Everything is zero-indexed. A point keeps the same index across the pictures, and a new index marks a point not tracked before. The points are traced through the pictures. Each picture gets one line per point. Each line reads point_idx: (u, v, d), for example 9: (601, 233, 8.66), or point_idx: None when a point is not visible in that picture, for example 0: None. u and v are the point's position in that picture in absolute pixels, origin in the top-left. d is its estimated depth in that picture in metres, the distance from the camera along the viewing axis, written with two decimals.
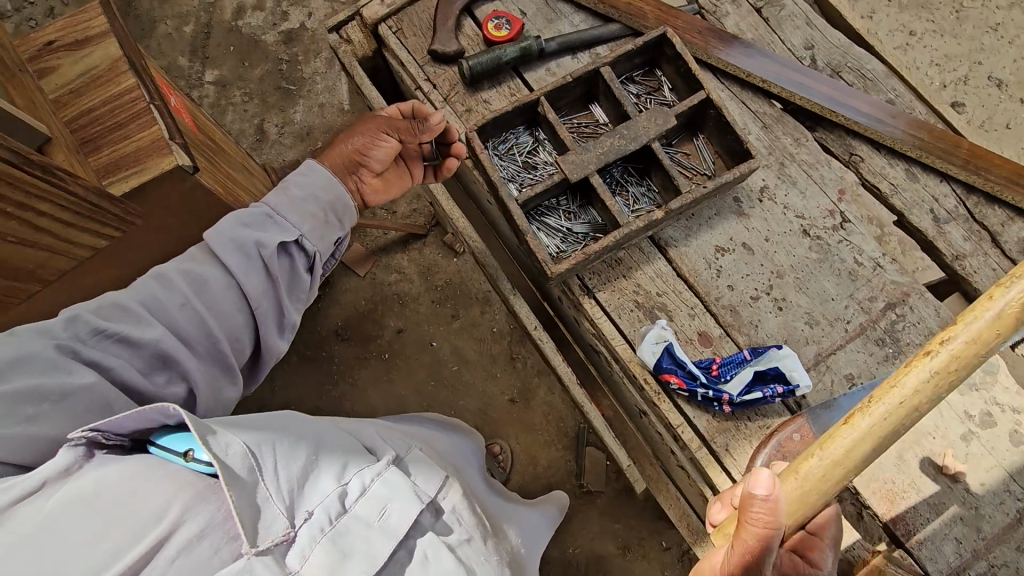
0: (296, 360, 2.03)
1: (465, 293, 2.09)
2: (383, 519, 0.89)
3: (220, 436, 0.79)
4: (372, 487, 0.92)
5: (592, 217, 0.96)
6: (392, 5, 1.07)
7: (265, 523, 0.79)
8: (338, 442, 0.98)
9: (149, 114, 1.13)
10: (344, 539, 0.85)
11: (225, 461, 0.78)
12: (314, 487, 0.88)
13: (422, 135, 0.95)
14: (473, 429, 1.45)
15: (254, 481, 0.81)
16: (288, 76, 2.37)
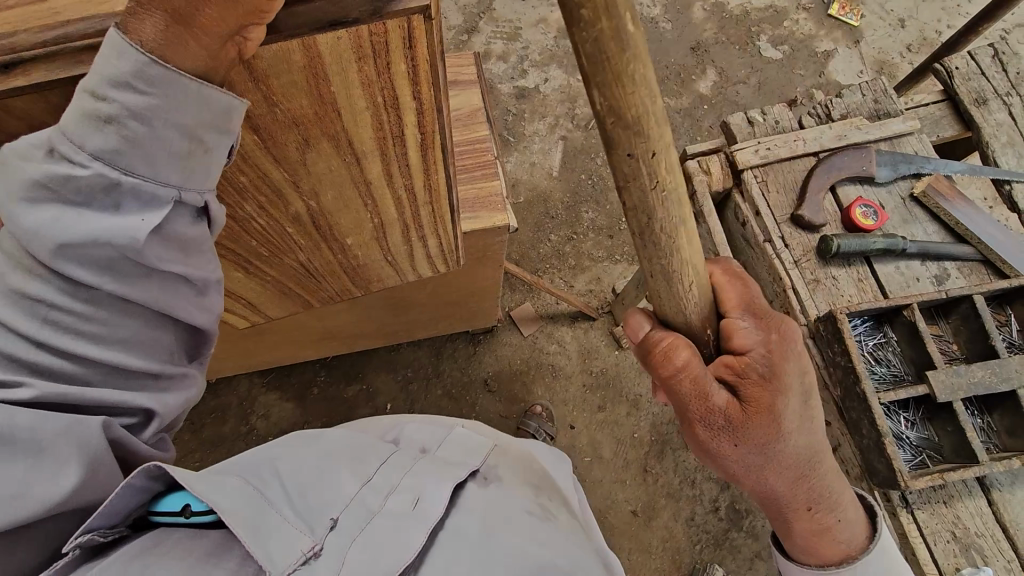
0: (440, 395, 2.06)
1: (617, 390, 2.09)
2: (420, 507, 0.79)
3: (205, 477, 0.69)
4: (399, 482, 0.83)
5: (926, 433, 0.98)
6: (762, 157, 1.13)
7: (281, 547, 0.67)
8: (347, 448, 0.89)
9: (495, 170, 1.23)
10: (378, 534, 0.74)
11: (218, 497, 0.66)
12: (336, 490, 0.79)
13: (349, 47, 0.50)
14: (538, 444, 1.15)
15: (266, 508, 0.70)
16: (510, 128, 2.44)
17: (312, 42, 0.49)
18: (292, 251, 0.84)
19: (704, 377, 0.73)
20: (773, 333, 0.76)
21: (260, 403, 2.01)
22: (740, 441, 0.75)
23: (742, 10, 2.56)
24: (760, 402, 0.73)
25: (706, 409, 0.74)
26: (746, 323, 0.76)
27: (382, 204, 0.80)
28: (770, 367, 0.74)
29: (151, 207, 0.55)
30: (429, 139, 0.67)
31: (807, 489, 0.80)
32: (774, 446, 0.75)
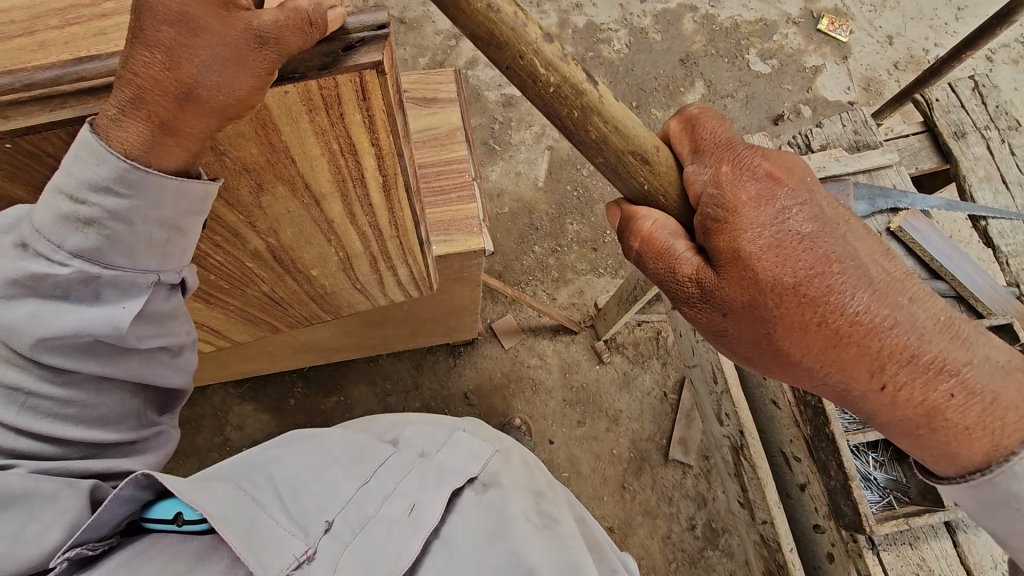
0: (419, 407, 2.05)
1: (597, 405, 2.08)
2: (415, 514, 0.77)
3: (196, 481, 0.67)
4: (393, 489, 0.80)
5: (897, 476, 1.02)
6: None
7: (272, 551, 0.66)
8: (341, 447, 0.85)
9: (472, 192, 1.21)
10: (372, 541, 0.72)
11: (206, 501, 0.64)
12: (332, 493, 0.77)
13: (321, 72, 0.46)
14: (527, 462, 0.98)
15: (257, 511, 0.69)
16: (496, 137, 2.40)
17: (259, 100, 0.47)
18: (254, 282, 0.82)
19: (665, 241, 0.66)
20: (723, 165, 0.65)
21: (235, 413, 1.99)
22: (728, 307, 0.65)
23: (733, 23, 2.54)
24: (726, 253, 0.63)
25: (681, 282, 0.67)
26: (696, 169, 0.66)
27: (346, 239, 0.77)
28: (725, 206, 0.64)
29: (131, 293, 0.58)
30: (390, 179, 0.65)
31: (867, 356, 0.62)
32: (777, 305, 0.62)
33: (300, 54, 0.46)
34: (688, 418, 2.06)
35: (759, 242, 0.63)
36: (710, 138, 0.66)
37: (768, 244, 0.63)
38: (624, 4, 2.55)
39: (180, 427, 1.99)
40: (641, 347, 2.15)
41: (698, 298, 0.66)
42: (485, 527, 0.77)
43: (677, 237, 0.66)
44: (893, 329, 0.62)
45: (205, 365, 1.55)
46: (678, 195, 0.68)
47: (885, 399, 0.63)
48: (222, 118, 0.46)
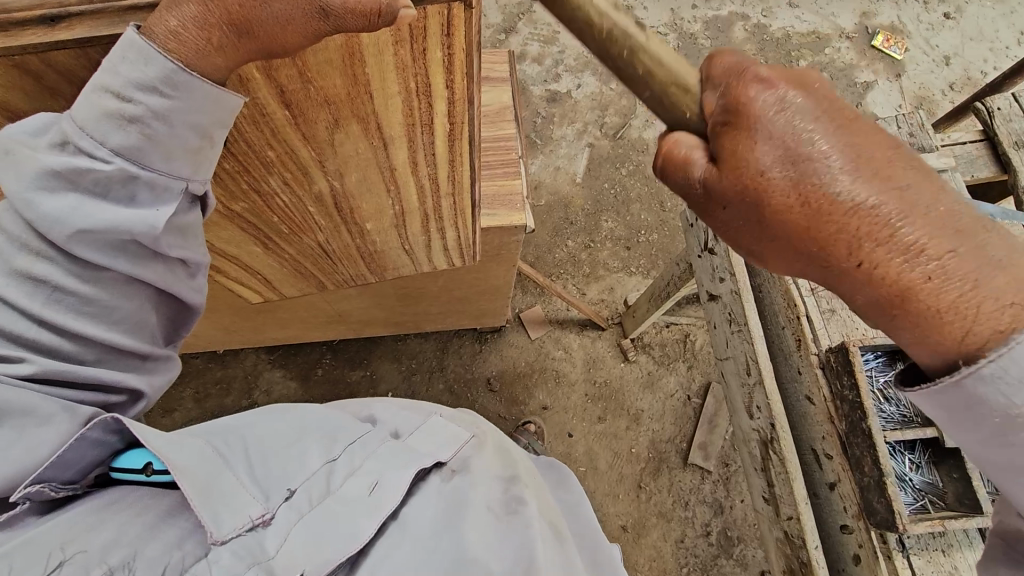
0: (441, 389, 2.08)
1: (619, 402, 2.08)
2: (376, 493, 0.77)
3: (170, 436, 0.70)
4: (361, 465, 0.81)
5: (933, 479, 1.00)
6: None
7: (231, 511, 0.68)
8: (320, 422, 0.89)
9: (516, 169, 1.23)
10: (325, 518, 0.72)
11: (174, 453, 0.67)
12: (301, 464, 0.79)
13: (422, 17, 0.49)
14: (491, 442, 0.99)
15: (224, 471, 0.72)
16: (538, 131, 2.42)
17: (355, 36, 0.50)
18: (311, 229, 0.85)
19: (680, 151, 0.51)
20: (731, 77, 0.49)
21: (264, 379, 2.05)
22: (743, 207, 0.49)
23: (784, 33, 2.61)
24: (724, 147, 0.49)
25: (682, 189, 0.51)
26: (710, 96, 0.51)
27: (405, 191, 0.80)
28: (730, 104, 0.49)
29: (163, 200, 0.58)
30: (455, 131, 0.67)
31: (850, 234, 0.47)
32: (746, 163, 0.48)
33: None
34: (710, 423, 2.04)
35: (761, 75, 0.48)
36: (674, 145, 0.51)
37: (778, 140, 0.47)
38: (675, 9, 2.64)
39: (208, 389, 2.04)
40: (667, 349, 2.14)
41: (696, 210, 0.52)
42: (443, 505, 0.80)
43: (692, 145, 0.51)
44: (872, 122, 0.49)
45: (241, 324, 1.60)
46: (695, 122, 0.52)
47: (876, 291, 0.48)
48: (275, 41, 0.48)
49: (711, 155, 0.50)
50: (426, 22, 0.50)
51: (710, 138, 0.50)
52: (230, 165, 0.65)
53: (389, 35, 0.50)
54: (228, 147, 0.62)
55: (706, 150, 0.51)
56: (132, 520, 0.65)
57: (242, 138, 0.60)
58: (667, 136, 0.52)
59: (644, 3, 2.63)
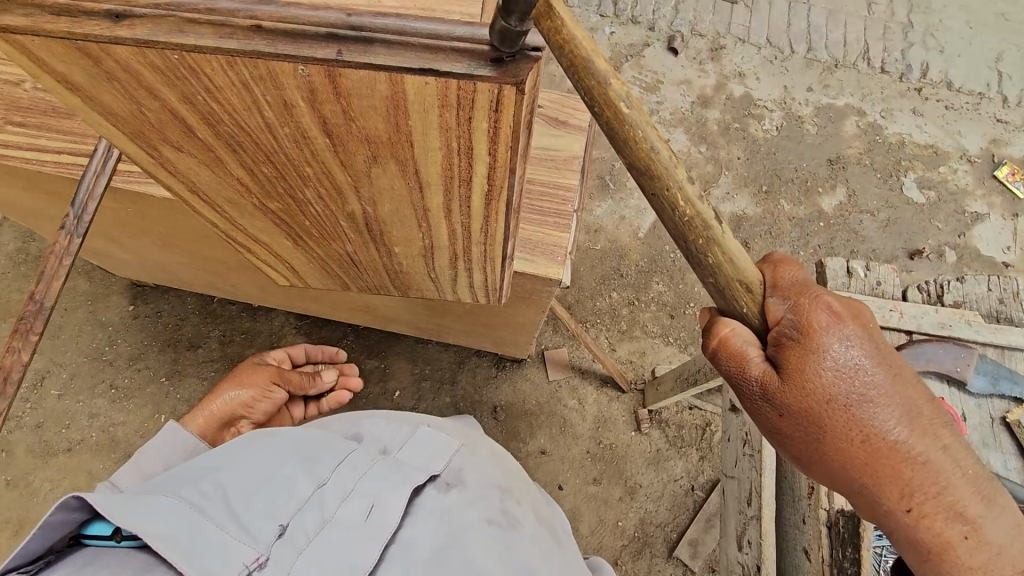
0: (447, 403, 2.07)
1: (619, 470, 2.00)
2: (372, 517, 0.77)
3: (133, 500, 0.74)
4: (352, 488, 0.81)
5: None
6: None
7: (220, 564, 0.70)
8: (305, 441, 0.88)
9: (567, 221, 1.20)
10: (326, 547, 0.74)
11: (144, 519, 0.71)
12: (288, 493, 0.80)
13: (475, 87, 0.48)
14: (488, 452, 0.99)
15: (204, 524, 0.74)
16: (614, 174, 2.37)
17: (399, 79, 0.47)
18: (339, 239, 0.85)
19: (741, 344, 0.65)
20: (804, 296, 0.62)
21: (286, 343, 2.11)
22: (792, 415, 0.64)
23: (899, 140, 2.50)
24: (791, 366, 0.62)
25: (746, 383, 0.65)
26: (776, 299, 0.63)
27: (436, 230, 0.79)
28: (801, 326, 0.62)
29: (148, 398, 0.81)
30: (493, 190, 0.65)
31: (888, 468, 0.62)
32: (811, 387, 0.62)
33: (474, 37, 0.45)
34: (707, 521, 1.92)
35: (826, 315, 0.63)
36: (735, 340, 0.65)
37: (835, 375, 0.62)
38: (788, 86, 2.55)
39: (232, 337, 2.11)
40: (684, 431, 2.04)
41: (749, 398, 0.66)
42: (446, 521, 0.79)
43: (751, 343, 0.65)
44: (907, 371, 0.63)
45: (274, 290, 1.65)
46: (757, 315, 0.65)
47: (894, 510, 0.64)
48: (336, 60, 0.46)
49: (772, 360, 0.64)
50: (477, 94, 0.48)
51: (770, 348, 0.64)
52: (267, 171, 0.65)
53: (439, 95, 0.49)
54: (268, 155, 0.62)
55: (765, 352, 0.65)
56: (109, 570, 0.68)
57: (280, 150, 0.60)
58: (726, 324, 0.66)
59: (757, 73, 2.55)
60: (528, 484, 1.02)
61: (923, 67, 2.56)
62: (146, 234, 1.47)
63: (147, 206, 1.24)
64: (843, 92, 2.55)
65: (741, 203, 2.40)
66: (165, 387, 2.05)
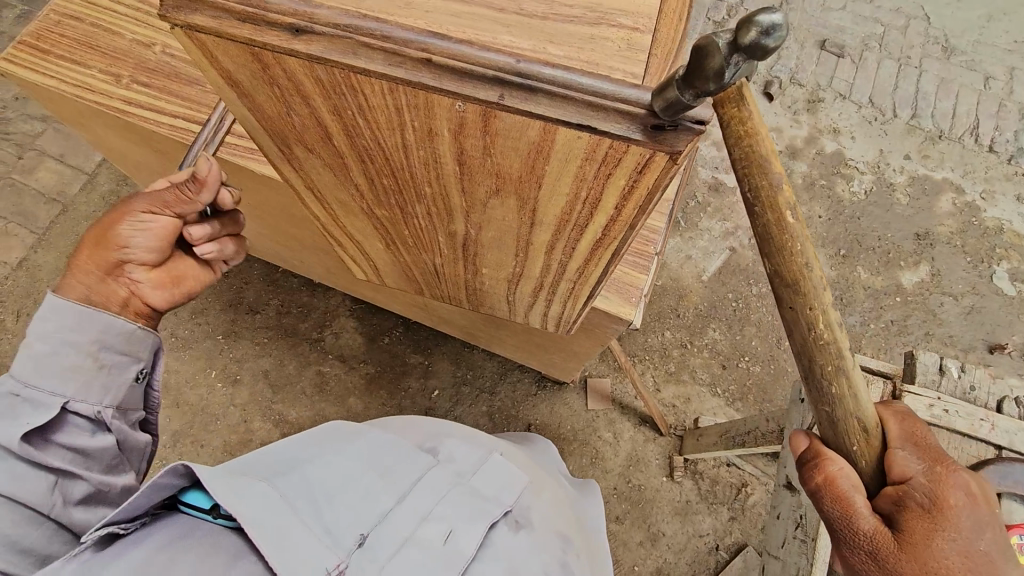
0: (483, 412, 2.07)
1: (643, 513, 1.96)
2: (449, 543, 0.84)
3: (231, 481, 0.77)
4: (433, 511, 0.88)
5: None
6: (932, 414, 0.99)
7: (306, 555, 0.73)
8: (395, 460, 0.96)
9: (648, 263, 1.18)
10: (405, 563, 0.79)
11: (241, 502, 0.74)
12: (370, 508, 0.85)
13: (626, 148, 0.47)
14: (569, 514, 1.08)
15: (287, 512, 0.77)
16: (687, 212, 2.32)
17: (553, 129, 0.47)
18: (432, 252, 0.86)
19: (848, 487, 0.68)
20: (932, 464, 0.68)
21: (339, 323, 2.16)
22: (889, 569, 0.67)
23: (996, 225, 2.37)
24: (917, 537, 0.66)
25: (855, 534, 0.69)
26: (903, 453, 0.68)
27: (531, 263, 0.79)
28: (928, 493, 0.66)
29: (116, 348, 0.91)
30: (605, 239, 0.64)
31: None
32: (933, 564, 0.66)
33: (639, 99, 0.44)
34: None
35: (957, 494, 0.67)
36: (844, 479, 0.68)
37: (946, 544, 0.66)
38: (885, 150, 2.44)
39: (289, 308, 2.17)
40: (716, 487, 1.99)
41: (844, 538, 0.70)
42: (516, 559, 0.86)
43: (859, 488, 0.68)
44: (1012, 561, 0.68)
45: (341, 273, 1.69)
46: (874, 463, 0.69)
47: None
48: (497, 103, 0.46)
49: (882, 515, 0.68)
50: (627, 153, 0.47)
51: (889, 506, 0.68)
52: (388, 183, 0.66)
53: (586, 146, 0.48)
54: (395, 171, 0.63)
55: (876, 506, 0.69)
56: (197, 553, 0.72)
57: (407, 169, 0.61)
58: (837, 464, 0.69)
59: (854, 132, 2.46)
60: (585, 534, 1.10)
61: None
62: None
63: (245, 179, 1.29)
64: (943, 166, 2.43)
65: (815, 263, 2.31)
66: (220, 344, 2.12)
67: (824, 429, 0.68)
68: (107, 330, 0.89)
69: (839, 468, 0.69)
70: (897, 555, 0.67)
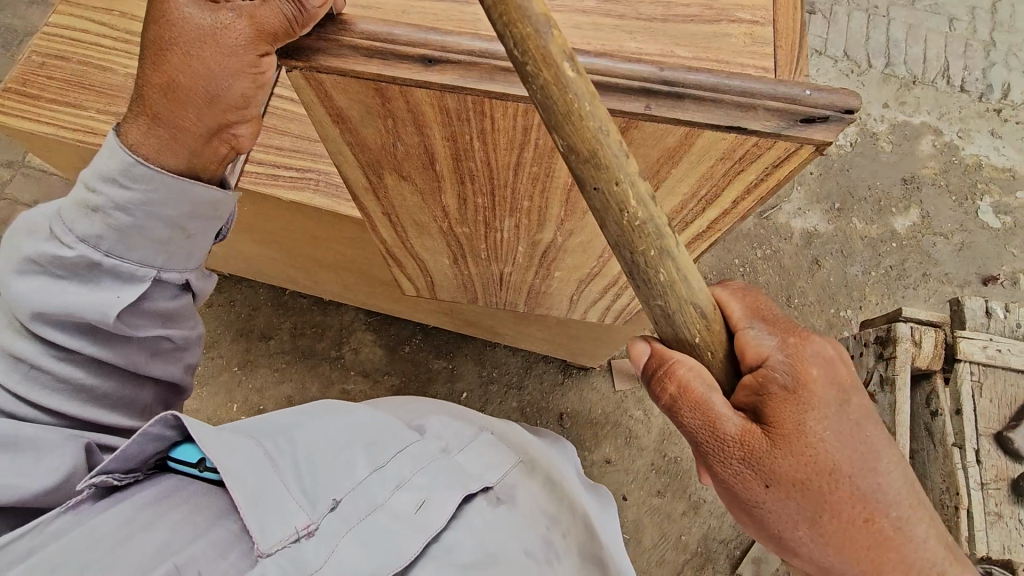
0: (513, 407, 2.08)
1: (683, 484, 2.00)
2: (423, 512, 0.80)
3: (222, 434, 0.77)
4: (410, 479, 0.83)
5: None
6: (987, 355, 1.16)
7: (280, 520, 0.73)
8: (385, 425, 0.91)
9: None
10: (372, 531, 0.77)
11: (229, 457, 0.74)
12: (347, 471, 0.82)
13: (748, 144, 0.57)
14: (559, 475, 1.01)
15: (272, 474, 0.76)
16: None
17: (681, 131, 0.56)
18: (504, 262, 0.85)
19: (699, 387, 0.66)
20: (785, 338, 0.68)
21: (356, 338, 2.12)
22: (754, 462, 0.65)
23: (976, 161, 2.44)
24: (781, 424, 0.65)
25: (715, 435, 0.66)
26: (756, 333, 0.68)
27: (614, 261, 0.79)
28: (784, 368, 0.66)
29: (127, 287, 0.77)
30: (725, 215, 0.72)
31: (859, 527, 0.65)
32: (799, 447, 0.64)
33: (773, 94, 0.54)
34: None
35: (814, 365, 0.67)
36: (692, 379, 0.66)
37: (810, 420, 0.65)
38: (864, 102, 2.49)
39: (301, 330, 2.12)
40: None
41: (705, 446, 0.67)
42: (491, 535, 0.82)
43: (709, 386, 0.66)
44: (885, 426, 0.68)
45: (360, 287, 1.65)
46: (722, 354, 0.68)
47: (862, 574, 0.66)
48: (641, 112, 0.56)
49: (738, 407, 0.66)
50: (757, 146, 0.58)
51: (751, 399, 0.67)
52: (482, 200, 0.68)
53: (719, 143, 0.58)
54: (494, 188, 0.65)
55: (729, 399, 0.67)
56: (183, 516, 0.73)
57: (512, 185, 0.64)
58: (685, 364, 0.66)
59: None
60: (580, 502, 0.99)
61: (1004, 88, 2.50)
62: (249, 231, 1.48)
63: (266, 207, 1.25)
64: (920, 110, 2.49)
65: (812, 220, 2.37)
66: (236, 376, 2.07)
67: (663, 328, 0.66)
68: (194, 203, 0.78)
69: (685, 366, 0.67)
70: (757, 443, 0.65)
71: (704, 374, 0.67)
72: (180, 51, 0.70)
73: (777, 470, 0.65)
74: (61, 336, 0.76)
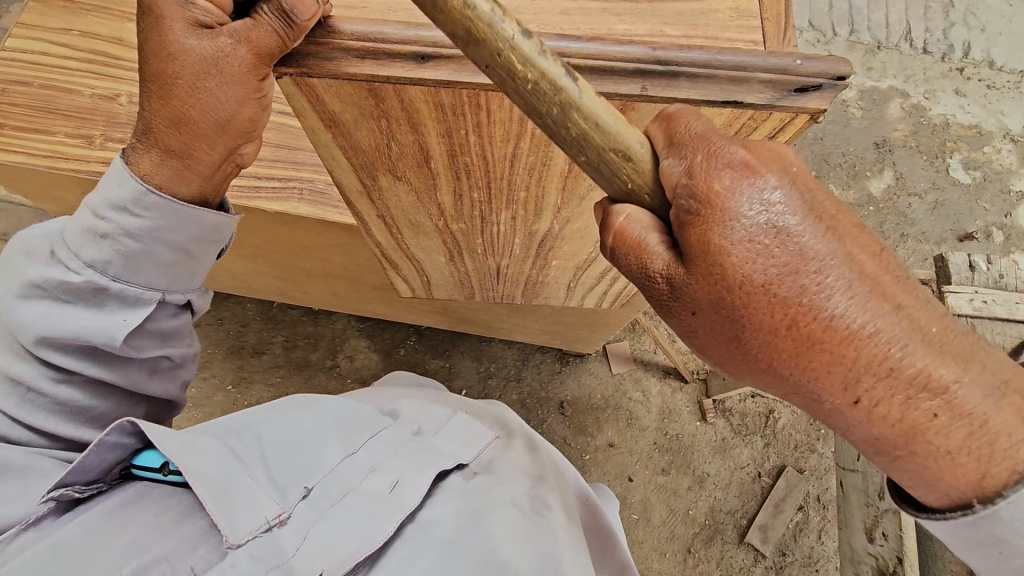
0: (513, 400, 2.08)
1: (686, 460, 2.02)
2: (396, 493, 0.78)
3: (187, 436, 0.76)
4: (383, 462, 0.82)
5: None
6: (974, 307, 1.18)
7: (248, 513, 0.72)
8: (349, 412, 0.89)
9: None
10: (346, 514, 0.76)
11: (190, 458, 0.73)
12: (317, 461, 0.81)
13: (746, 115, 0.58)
14: (531, 442, 0.98)
15: (240, 470, 0.75)
16: None
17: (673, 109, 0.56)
18: (503, 256, 0.86)
19: (635, 233, 0.56)
20: (700, 156, 0.53)
21: (350, 345, 2.10)
22: (699, 307, 0.56)
23: (943, 121, 2.50)
24: (695, 248, 0.53)
25: (654, 282, 0.57)
26: (672, 159, 0.54)
27: None
28: (697, 190, 0.53)
29: (133, 308, 0.77)
30: None
31: (850, 363, 0.52)
32: (732, 274, 0.53)
33: (766, 65, 0.55)
34: (776, 506, 1.97)
35: (727, 176, 0.53)
36: (622, 230, 0.56)
37: (749, 240, 0.52)
38: None
39: (294, 342, 2.10)
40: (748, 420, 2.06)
41: (653, 297, 0.58)
42: (467, 504, 0.80)
43: (644, 229, 0.56)
44: (856, 237, 0.54)
45: (350, 293, 1.64)
46: (653, 187, 0.56)
47: (863, 416, 0.54)
48: (641, 93, 0.56)
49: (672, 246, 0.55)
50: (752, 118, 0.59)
51: (673, 229, 0.55)
52: (477, 195, 0.68)
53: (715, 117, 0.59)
54: (490, 181, 0.65)
55: (661, 238, 0.56)
56: (152, 518, 0.71)
57: (506, 177, 0.64)
58: (619, 212, 0.56)
59: None
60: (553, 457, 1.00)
61: (966, 47, 2.55)
62: (235, 247, 1.46)
63: (250, 221, 1.23)
64: (886, 75, 2.54)
65: None
66: (231, 394, 2.04)
67: (596, 178, 0.55)
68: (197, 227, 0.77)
69: (613, 217, 0.56)
70: (696, 283, 0.55)
71: (637, 219, 0.56)
72: (185, 85, 0.67)
73: (726, 310, 0.54)
74: (65, 361, 0.75)
